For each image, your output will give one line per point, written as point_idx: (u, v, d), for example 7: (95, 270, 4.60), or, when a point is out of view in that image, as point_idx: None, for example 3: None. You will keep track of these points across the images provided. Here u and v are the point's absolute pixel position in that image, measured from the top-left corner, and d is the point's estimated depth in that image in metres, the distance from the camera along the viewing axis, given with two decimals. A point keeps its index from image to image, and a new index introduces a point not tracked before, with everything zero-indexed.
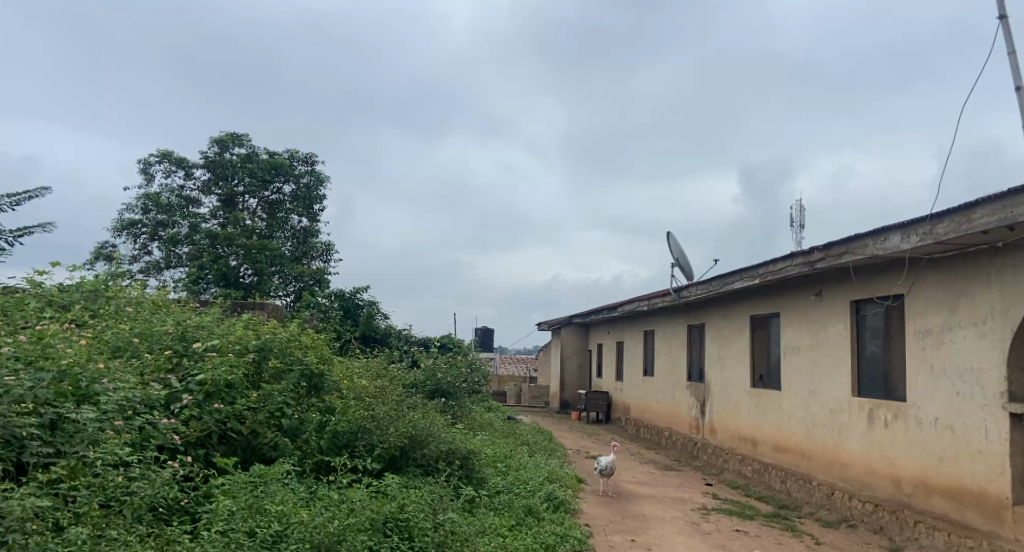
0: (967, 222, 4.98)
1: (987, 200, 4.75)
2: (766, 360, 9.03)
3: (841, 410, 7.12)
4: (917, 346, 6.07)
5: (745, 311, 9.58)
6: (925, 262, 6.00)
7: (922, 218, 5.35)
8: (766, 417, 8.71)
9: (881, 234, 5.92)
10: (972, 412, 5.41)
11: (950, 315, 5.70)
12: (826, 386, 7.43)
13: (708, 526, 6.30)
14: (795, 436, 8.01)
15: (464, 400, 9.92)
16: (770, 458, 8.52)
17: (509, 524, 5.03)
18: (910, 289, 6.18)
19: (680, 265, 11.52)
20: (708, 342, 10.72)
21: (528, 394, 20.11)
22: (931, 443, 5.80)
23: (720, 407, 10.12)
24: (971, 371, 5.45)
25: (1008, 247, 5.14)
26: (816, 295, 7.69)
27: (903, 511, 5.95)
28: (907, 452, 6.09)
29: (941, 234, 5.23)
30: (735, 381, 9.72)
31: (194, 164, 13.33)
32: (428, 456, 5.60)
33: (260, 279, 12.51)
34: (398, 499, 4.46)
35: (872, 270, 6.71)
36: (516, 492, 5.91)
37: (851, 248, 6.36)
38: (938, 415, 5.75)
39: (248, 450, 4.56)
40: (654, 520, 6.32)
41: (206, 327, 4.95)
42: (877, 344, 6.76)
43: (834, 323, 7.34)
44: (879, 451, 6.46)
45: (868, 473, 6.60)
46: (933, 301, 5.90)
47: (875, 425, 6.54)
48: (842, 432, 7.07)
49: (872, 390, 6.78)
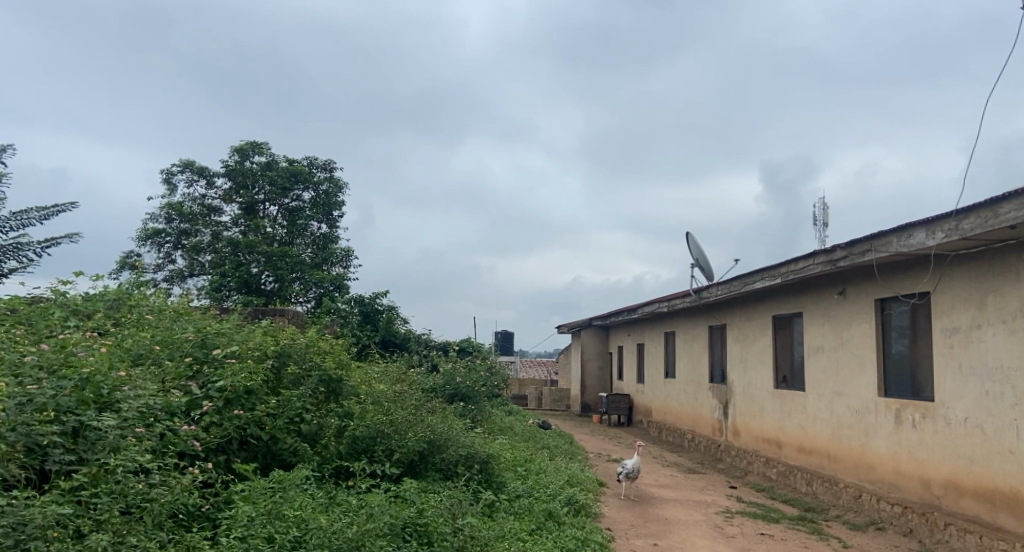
0: (993, 217, 4.86)
1: (1014, 194, 4.64)
2: (790, 361, 8.90)
3: (867, 411, 6.99)
4: (944, 344, 5.94)
5: (766, 311, 9.46)
6: (951, 258, 5.87)
7: (948, 214, 5.24)
8: (790, 419, 8.59)
9: (905, 231, 5.81)
10: (1002, 412, 5.28)
11: (978, 312, 5.57)
12: (852, 386, 7.30)
13: (732, 529, 6.21)
14: (819, 437, 7.88)
15: (484, 404, 9.91)
16: (795, 460, 8.40)
17: (529, 529, 5.00)
18: (936, 286, 6.05)
19: (700, 265, 11.42)
20: (730, 343, 10.59)
21: (549, 397, 20.06)
22: (960, 444, 5.67)
23: (743, 409, 9.99)
24: (1000, 370, 5.32)
25: None
26: (839, 294, 7.57)
27: (932, 513, 5.82)
28: (935, 453, 5.96)
29: (967, 230, 5.11)
30: (758, 382, 9.58)
31: (215, 173, 13.50)
32: (447, 461, 5.62)
33: (281, 286, 12.61)
34: (418, 504, 4.46)
35: (896, 267, 6.58)
36: (537, 496, 5.87)
37: (874, 245, 6.25)
38: (967, 414, 5.62)
39: (268, 455, 4.61)
40: (677, 524, 6.24)
41: (226, 334, 4.98)
42: (903, 343, 6.63)
43: (858, 322, 7.21)
44: (907, 452, 6.33)
45: (896, 475, 6.47)
46: (961, 298, 5.77)
47: (903, 425, 6.41)
48: (869, 433, 6.94)
49: (899, 390, 6.65)
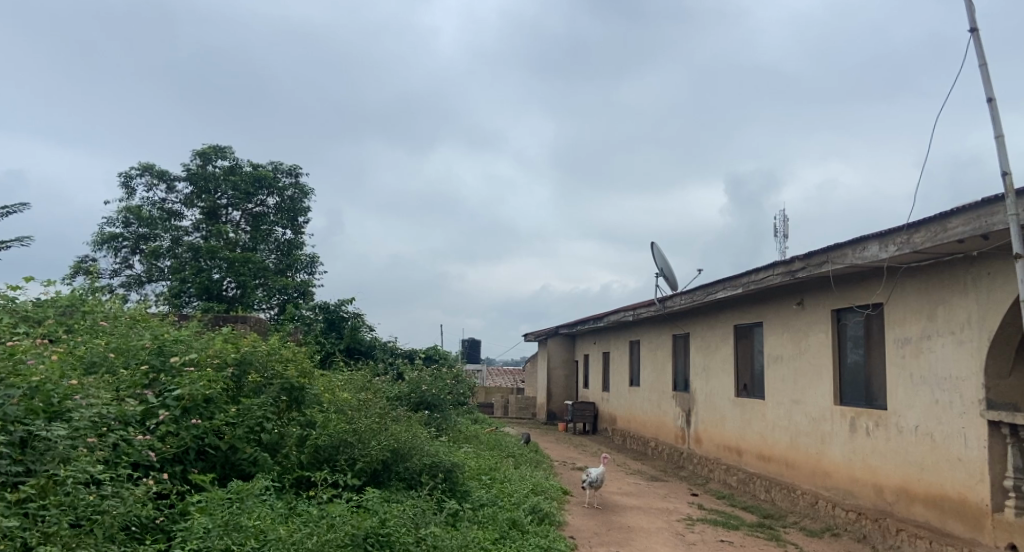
0: (941, 231, 5.05)
1: (962, 209, 4.82)
2: (750, 370, 9.08)
3: (823, 419, 7.17)
4: (897, 354, 6.12)
5: (728, 320, 9.63)
6: (902, 271, 6.07)
7: (900, 228, 5.42)
8: (750, 427, 8.75)
9: (860, 244, 5.99)
10: (951, 420, 5.45)
11: (928, 323, 5.77)
12: (809, 395, 7.47)
13: (693, 536, 6.30)
14: (778, 445, 8.04)
15: (449, 412, 9.86)
16: (755, 467, 8.55)
17: (492, 538, 4.99)
18: (889, 298, 6.26)
19: (664, 275, 11.60)
20: (693, 352, 10.75)
21: (515, 405, 20.04)
22: (911, 450, 5.85)
23: (706, 417, 10.13)
24: (949, 379, 5.51)
25: (982, 257, 5.22)
26: (797, 304, 7.76)
27: (885, 519, 5.98)
28: (888, 460, 6.13)
29: (917, 244, 5.30)
30: (720, 391, 9.73)
31: (176, 177, 13.23)
32: (411, 470, 5.60)
33: (243, 292, 12.40)
34: (381, 513, 4.41)
35: (851, 279, 6.78)
36: (501, 505, 5.84)
37: (830, 257, 6.43)
38: (918, 422, 5.80)
39: (226, 466, 4.53)
40: (639, 532, 6.31)
41: (185, 342, 4.88)
42: (858, 353, 6.81)
43: (816, 331, 7.40)
44: (861, 459, 6.50)
45: (851, 481, 6.63)
46: (912, 309, 5.96)
47: (857, 433, 6.58)
48: (825, 441, 7.11)
49: (854, 399, 6.83)
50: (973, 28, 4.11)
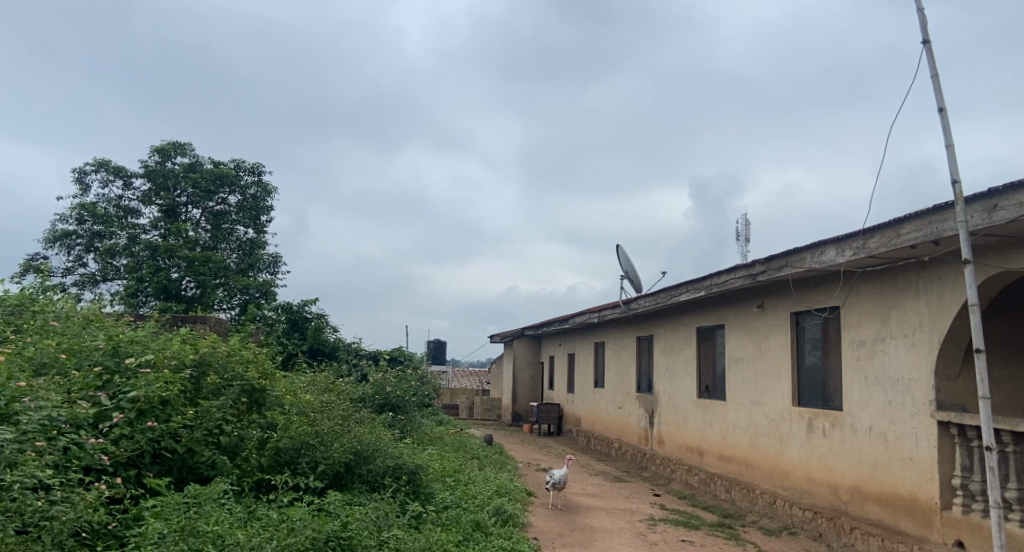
0: (895, 237, 5.21)
1: (915, 215, 4.98)
2: (712, 372, 9.22)
3: (782, 420, 7.33)
4: (852, 356, 6.30)
5: (691, 322, 9.78)
6: (858, 275, 6.25)
7: (856, 233, 5.58)
8: (712, 428, 8.90)
9: (818, 248, 6.15)
10: (903, 420, 5.62)
11: (882, 326, 5.95)
12: (768, 396, 7.64)
13: (654, 536, 6.37)
14: (738, 445, 8.20)
15: (414, 414, 9.80)
16: (715, 468, 8.70)
17: (455, 540, 4.97)
18: (845, 301, 6.43)
19: (629, 277, 11.72)
20: (657, 354, 10.88)
21: (480, 407, 20.00)
22: (865, 450, 6.02)
23: (668, 418, 10.27)
24: (901, 381, 5.68)
25: (933, 262, 5.40)
26: (758, 307, 7.92)
27: (839, 517, 6.13)
28: (843, 459, 6.29)
29: (872, 249, 5.46)
30: (682, 392, 9.87)
31: (132, 174, 12.88)
32: (374, 472, 5.54)
33: (203, 292, 12.14)
34: (342, 517, 4.36)
35: (810, 282, 6.95)
36: (464, 507, 5.82)
37: (789, 261, 6.58)
38: (872, 423, 5.97)
39: (183, 469, 4.42)
40: (602, 532, 6.35)
41: (141, 342, 4.76)
42: (815, 355, 6.98)
43: (775, 334, 7.57)
44: (818, 458, 6.66)
45: (808, 481, 6.79)
46: (867, 312, 6.14)
47: (814, 433, 6.74)
48: (783, 441, 7.27)
49: (811, 400, 7.00)
50: (925, 40, 4.25)
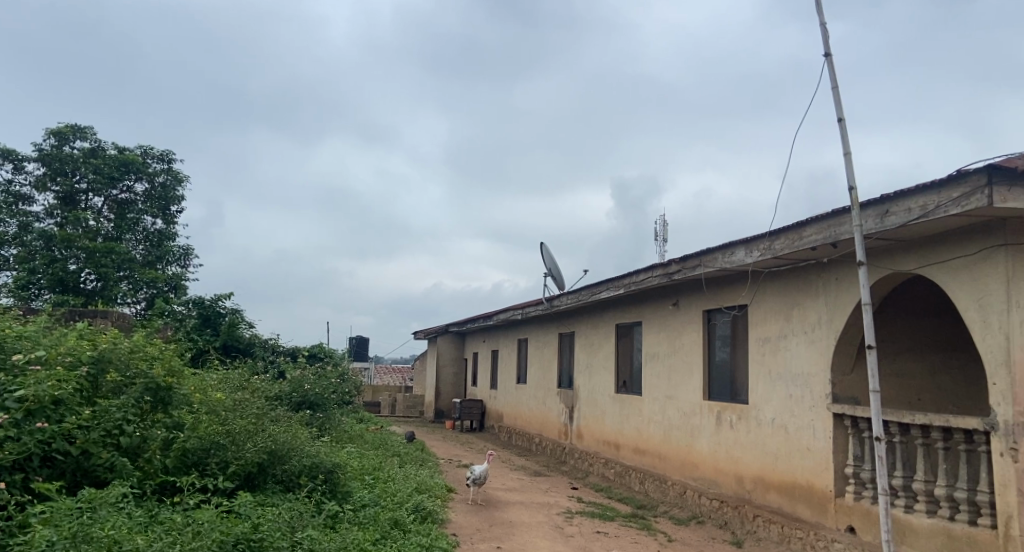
0: (798, 239, 5.52)
1: (815, 219, 5.28)
2: (629, 367, 9.48)
3: (693, 413, 7.63)
4: (758, 352, 6.63)
5: (610, 319, 10.02)
6: (764, 275, 6.58)
7: (763, 235, 5.87)
8: (628, 422, 9.15)
9: (728, 248, 6.43)
10: (802, 413, 5.96)
11: (785, 323, 6.29)
12: (681, 390, 7.93)
13: (571, 529, 6.49)
14: (653, 439, 8.47)
15: (333, 412, 9.59)
16: (631, 461, 8.96)
17: (373, 539, 4.91)
18: (752, 299, 6.76)
19: (552, 274, 11.89)
20: (577, 350, 11.09)
21: (402, 404, 19.81)
22: (768, 441, 6.34)
23: (587, 413, 10.49)
24: (801, 375, 6.02)
25: (831, 263, 5.75)
26: (673, 305, 8.20)
27: (744, 506, 6.45)
28: (748, 451, 6.61)
29: (777, 250, 5.75)
30: (601, 388, 10.11)
31: (25, 157, 11.99)
32: (288, 472, 5.40)
33: (105, 285, 11.45)
34: (253, 518, 4.22)
35: (721, 281, 7.26)
36: (383, 505, 5.75)
37: (702, 260, 6.85)
38: (774, 415, 6.30)
39: (78, 473, 4.17)
40: (520, 526, 6.42)
41: (31, 338, 4.45)
42: (725, 351, 7.30)
43: (688, 330, 7.86)
44: (725, 450, 6.97)
45: (716, 472, 7.10)
46: (772, 310, 6.48)
47: (723, 426, 7.05)
48: (694, 434, 7.57)
49: (720, 394, 7.32)
50: (827, 53, 4.51)
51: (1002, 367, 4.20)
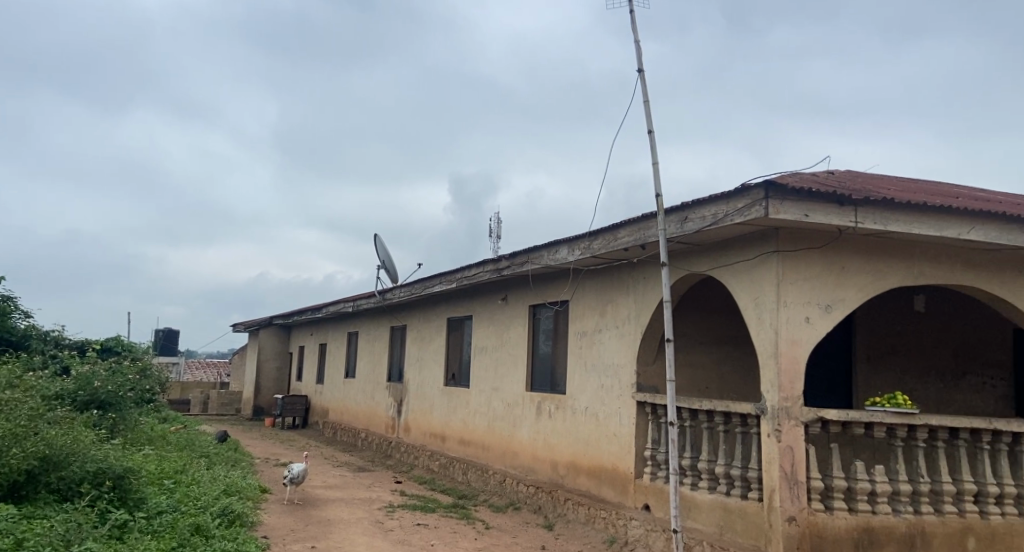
0: (613, 240, 5.91)
1: (628, 222, 5.68)
2: (458, 360, 9.59)
3: (516, 404, 7.90)
4: (576, 345, 7.02)
5: (441, 313, 10.08)
6: (584, 273, 6.98)
7: (583, 235, 6.22)
8: (454, 414, 9.27)
9: (552, 247, 6.73)
10: (611, 401, 6.40)
11: (600, 318, 6.71)
12: (506, 382, 8.18)
13: (391, 523, 6.44)
14: (477, 430, 8.66)
15: (130, 412, 8.68)
16: (455, 452, 9.09)
17: (168, 547, 4.51)
18: (573, 295, 7.14)
19: (385, 266, 11.71)
20: (408, 344, 11.02)
21: (217, 401, 18.44)
22: (581, 429, 6.74)
23: (415, 407, 10.47)
24: (612, 366, 6.47)
25: (640, 263, 6.23)
26: (502, 300, 8.43)
27: (556, 490, 6.81)
28: (563, 438, 6.99)
29: (595, 250, 6.12)
30: (430, 381, 10.14)
31: None
32: (67, 480, 4.80)
33: None
34: (15, 534, 3.69)
35: (546, 278, 7.58)
36: (183, 510, 5.30)
37: (529, 257, 7.11)
38: (587, 404, 6.70)
39: None
40: (338, 523, 6.25)
41: None
42: (547, 344, 7.64)
43: (515, 325, 8.13)
44: (543, 438, 7.31)
45: (533, 459, 7.42)
46: (589, 306, 6.89)
47: (542, 415, 7.38)
48: (515, 424, 7.85)
49: (541, 385, 7.65)
50: (641, 68, 4.86)
51: (771, 358, 4.80)
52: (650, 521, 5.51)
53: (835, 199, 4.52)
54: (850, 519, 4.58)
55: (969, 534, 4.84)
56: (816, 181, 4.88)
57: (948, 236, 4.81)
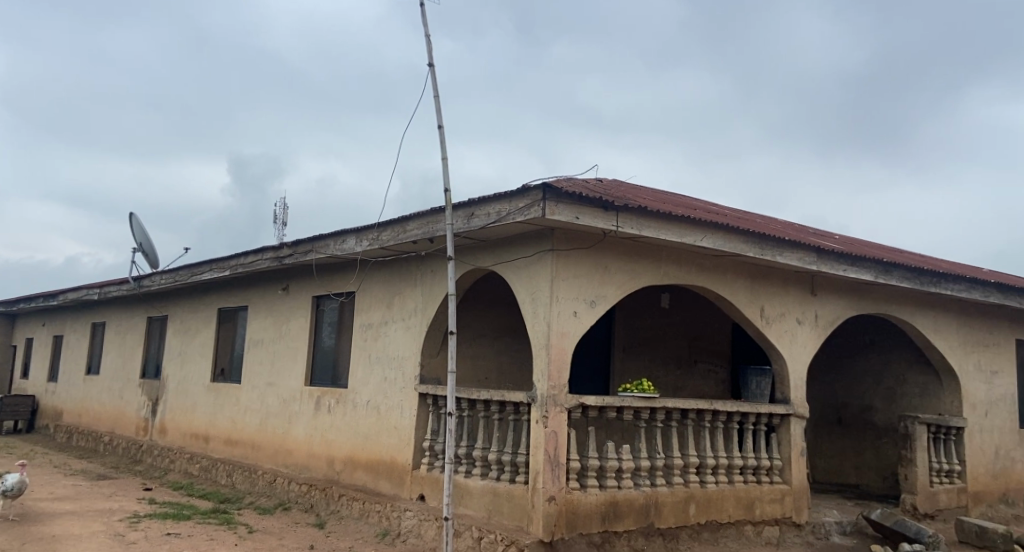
0: (402, 232, 5.86)
1: (417, 215, 5.66)
2: (229, 354, 8.87)
3: (292, 400, 7.52)
4: (360, 337, 6.88)
5: (212, 303, 9.24)
6: (371, 264, 6.85)
7: (371, 225, 6.10)
8: (221, 413, 8.57)
9: (339, 236, 6.51)
10: (394, 394, 6.36)
11: (386, 311, 6.64)
12: (282, 377, 7.75)
13: (134, 535, 5.75)
14: (246, 428, 8.09)
15: None
16: (220, 453, 8.42)
17: None
18: (359, 287, 6.98)
19: (144, 250, 10.44)
20: (170, 337, 9.95)
21: None
22: (360, 423, 6.62)
23: (175, 406, 9.49)
24: (396, 359, 6.43)
25: (427, 257, 6.26)
26: (282, 290, 7.96)
27: (330, 487, 6.63)
28: (341, 433, 6.80)
29: (383, 241, 6.04)
30: (194, 377, 9.25)
31: None
32: None
33: None
34: None
35: (331, 268, 7.31)
36: None
37: (314, 246, 6.80)
38: (369, 398, 6.60)
39: None
40: (65, 540, 5.43)
41: None
42: (330, 337, 7.37)
43: (295, 317, 7.73)
44: (320, 434, 7.05)
45: (307, 457, 7.13)
46: (375, 298, 6.79)
47: (320, 411, 7.12)
48: (290, 421, 7.47)
49: (321, 380, 7.36)
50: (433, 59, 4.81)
51: (543, 349, 5.11)
52: (423, 511, 5.56)
53: (600, 204, 4.95)
54: (600, 495, 5.12)
55: (691, 501, 5.67)
56: (585, 186, 5.30)
57: (688, 242, 5.53)
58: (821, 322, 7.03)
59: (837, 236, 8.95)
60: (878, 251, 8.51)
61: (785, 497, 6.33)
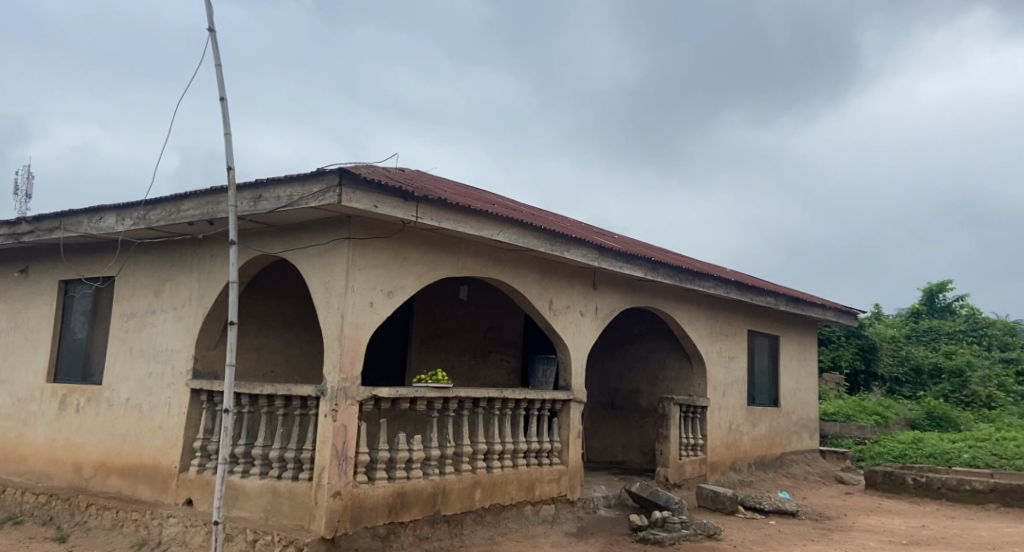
0: (175, 212, 5.26)
1: (193, 194, 5.11)
2: None
3: (30, 399, 6.47)
4: (121, 328, 6.10)
5: None
6: (137, 246, 6.09)
7: (138, 203, 5.41)
8: None
9: (95, 214, 5.70)
10: (159, 391, 5.71)
11: (154, 299, 5.95)
12: (17, 373, 6.64)
13: None
14: None
15: None
16: None
17: None
18: (120, 271, 6.18)
19: None
20: None
21: None
22: (117, 424, 5.87)
23: None
24: (164, 351, 5.78)
25: (205, 240, 5.70)
26: (19, 272, 6.80)
27: (76, 496, 5.82)
28: (92, 436, 5.99)
29: (152, 221, 5.39)
30: None
31: None
32: None
33: None
34: None
35: (85, 249, 6.39)
36: None
37: (63, 223, 5.88)
38: (129, 395, 5.87)
39: None
40: None
41: None
42: (81, 327, 6.42)
43: (37, 304, 6.64)
44: (64, 437, 6.15)
45: (48, 464, 6.20)
46: (141, 284, 6.06)
47: (66, 411, 6.19)
48: (27, 424, 6.43)
49: (68, 376, 6.39)
50: None
51: (335, 340, 4.93)
52: (189, 517, 5.08)
53: (400, 194, 4.88)
54: (387, 487, 5.08)
55: (478, 486, 5.86)
56: (384, 175, 5.19)
57: (484, 236, 5.67)
58: (600, 313, 7.65)
59: (615, 235, 9.80)
60: (648, 250, 9.48)
61: (562, 476, 6.81)
